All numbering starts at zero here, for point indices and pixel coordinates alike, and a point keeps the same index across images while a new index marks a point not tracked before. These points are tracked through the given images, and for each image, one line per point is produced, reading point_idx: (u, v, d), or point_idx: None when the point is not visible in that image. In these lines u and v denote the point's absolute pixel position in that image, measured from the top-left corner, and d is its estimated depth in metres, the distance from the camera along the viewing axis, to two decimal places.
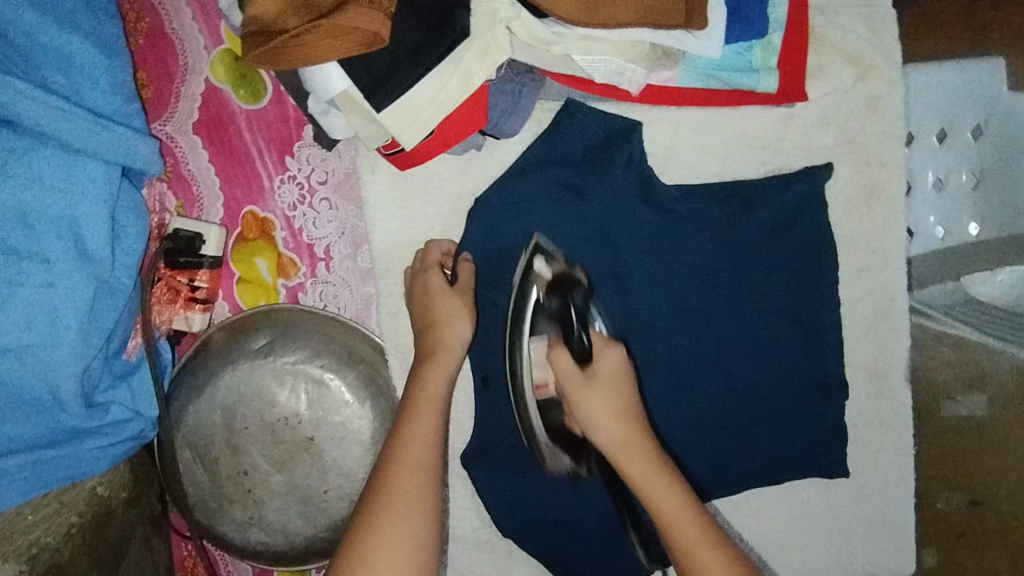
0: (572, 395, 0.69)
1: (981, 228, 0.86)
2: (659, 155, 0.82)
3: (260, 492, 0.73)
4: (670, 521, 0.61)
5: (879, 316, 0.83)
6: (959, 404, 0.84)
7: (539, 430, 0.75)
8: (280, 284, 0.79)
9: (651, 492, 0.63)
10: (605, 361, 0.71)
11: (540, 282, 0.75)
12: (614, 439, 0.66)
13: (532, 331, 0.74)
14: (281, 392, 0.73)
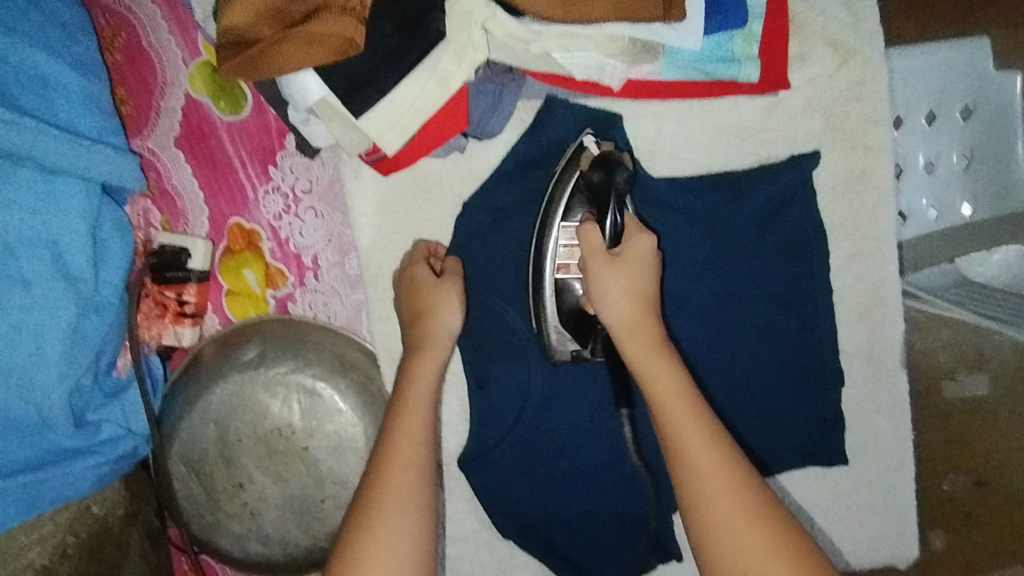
0: (590, 271, 0.63)
1: (973, 209, 0.86)
2: (644, 150, 0.81)
3: (257, 504, 0.73)
4: (663, 402, 0.57)
5: (872, 302, 0.82)
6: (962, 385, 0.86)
7: (549, 308, 0.70)
8: (269, 295, 0.79)
9: (650, 377, 0.59)
10: (635, 246, 0.64)
11: (585, 159, 0.69)
12: (620, 316, 0.62)
13: (567, 211, 0.69)
14: (273, 404, 0.73)
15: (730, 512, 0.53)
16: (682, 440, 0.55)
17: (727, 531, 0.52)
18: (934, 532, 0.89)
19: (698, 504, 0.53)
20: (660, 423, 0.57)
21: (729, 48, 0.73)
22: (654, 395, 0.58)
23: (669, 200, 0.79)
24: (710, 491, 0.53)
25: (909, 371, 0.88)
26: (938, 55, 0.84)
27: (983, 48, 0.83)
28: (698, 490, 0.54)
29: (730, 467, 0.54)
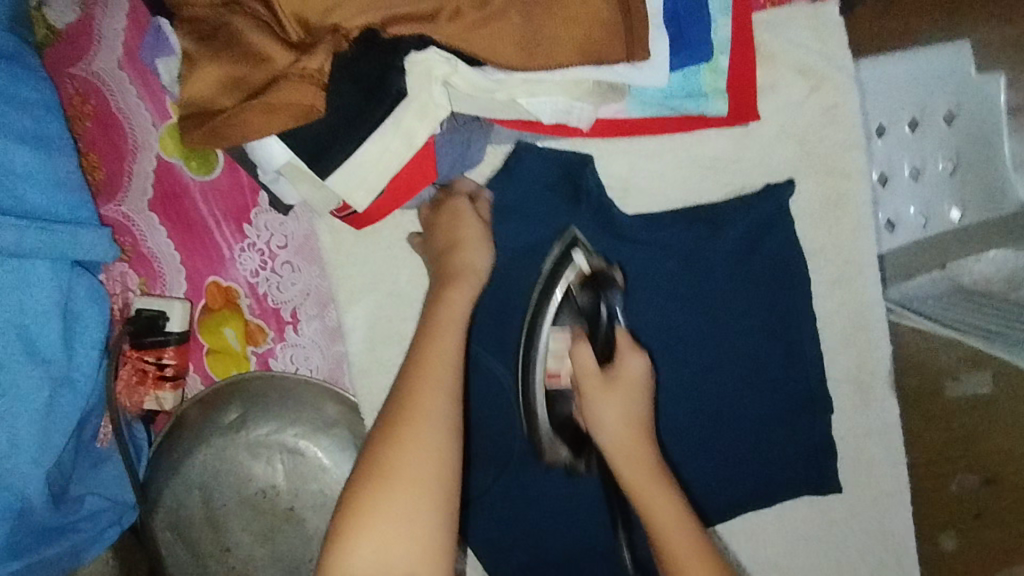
0: (585, 393, 0.67)
1: (962, 213, 0.86)
2: (618, 188, 0.81)
3: (245, 567, 0.72)
4: (669, 537, 0.59)
5: (857, 327, 0.81)
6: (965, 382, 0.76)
7: (540, 414, 0.74)
8: (250, 352, 0.79)
9: (651, 509, 0.60)
10: (627, 364, 0.69)
11: (575, 276, 0.75)
12: (617, 445, 0.64)
13: (556, 318, 0.73)
14: (256, 466, 0.73)
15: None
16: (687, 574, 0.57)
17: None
18: (946, 533, 0.82)
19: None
20: (664, 558, 0.59)
21: (696, 83, 0.73)
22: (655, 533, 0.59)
23: (647, 235, 0.78)
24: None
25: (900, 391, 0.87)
26: (912, 66, 0.84)
27: (965, 53, 0.83)
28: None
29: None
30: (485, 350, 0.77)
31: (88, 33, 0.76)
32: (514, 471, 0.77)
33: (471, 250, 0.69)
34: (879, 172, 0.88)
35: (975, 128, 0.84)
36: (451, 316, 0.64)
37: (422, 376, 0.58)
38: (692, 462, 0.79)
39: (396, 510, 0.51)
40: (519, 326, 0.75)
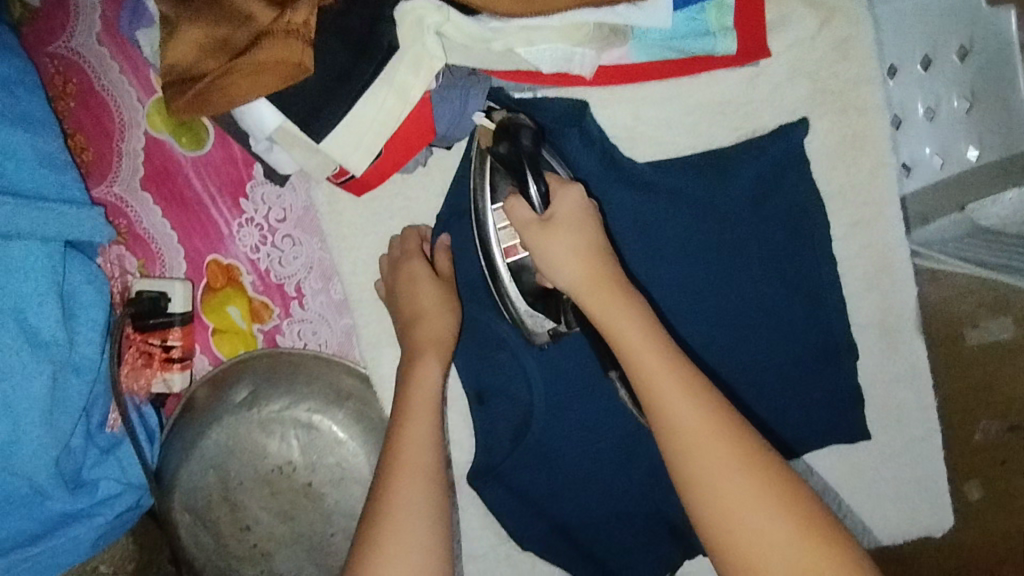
0: (529, 241, 0.61)
1: (981, 152, 0.78)
2: (623, 138, 0.78)
3: (266, 544, 0.71)
4: (649, 378, 0.54)
5: (882, 269, 0.78)
6: (1000, 329, 0.78)
7: (515, 298, 0.70)
8: (256, 329, 0.77)
9: (609, 322, 0.57)
10: (562, 203, 0.62)
11: (485, 137, 0.67)
12: (578, 278, 0.59)
13: (494, 191, 0.68)
14: (270, 443, 0.71)
15: (755, 507, 0.49)
16: (688, 437, 0.52)
17: (756, 526, 0.49)
18: (972, 484, 0.84)
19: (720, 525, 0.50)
20: (649, 404, 0.54)
21: (701, 22, 0.69)
22: (630, 361, 0.56)
23: (655, 185, 0.75)
24: (733, 496, 0.50)
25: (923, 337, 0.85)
26: None
27: None
28: (717, 479, 0.50)
29: (761, 471, 0.51)
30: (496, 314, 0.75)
31: (66, 9, 0.73)
32: (533, 437, 0.75)
33: (437, 316, 0.70)
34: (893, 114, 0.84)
35: (994, 61, 0.75)
36: (424, 405, 0.65)
37: (397, 482, 0.59)
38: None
39: (401, 542, 0.56)
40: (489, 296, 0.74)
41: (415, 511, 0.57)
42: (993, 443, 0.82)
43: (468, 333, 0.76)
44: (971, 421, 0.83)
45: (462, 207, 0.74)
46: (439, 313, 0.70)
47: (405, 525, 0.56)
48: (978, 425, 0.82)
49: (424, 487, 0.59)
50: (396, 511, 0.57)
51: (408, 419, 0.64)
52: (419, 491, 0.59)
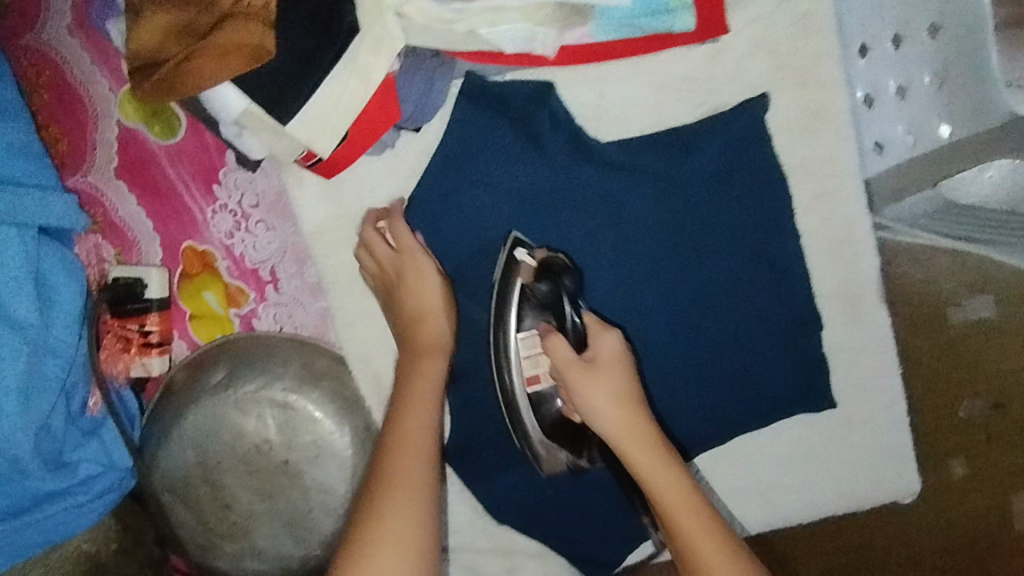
0: (573, 383, 0.67)
1: (953, 128, 0.83)
2: (590, 116, 0.78)
3: (247, 521, 0.73)
4: (677, 514, 0.62)
5: (843, 240, 0.80)
6: (968, 308, 0.91)
7: (533, 430, 0.73)
8: (233, 314, 0.79)
9: (627, 449, 0.65)
10: (603, 347, 0.70)
11: (523, 271, 0.72)
12: (620, 428, 0.66)
13: (519, 319, 0.71)
14: (248, 422, 0.73)
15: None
16: (713, 562, 0.60)
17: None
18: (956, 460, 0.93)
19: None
20: (681, 542, 0.61)
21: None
22: (665, 501, 0.62)
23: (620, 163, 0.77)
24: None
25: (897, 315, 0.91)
26: None
27: None
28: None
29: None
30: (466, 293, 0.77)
31: (38, 3, 0.74)
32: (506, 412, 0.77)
33: (437, 317, 0.73)
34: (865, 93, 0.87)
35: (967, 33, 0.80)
36: (423, 394, 0.68)
37: (399, 470, 0.61)
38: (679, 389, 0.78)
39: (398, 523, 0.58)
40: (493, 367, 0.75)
41: (411, 501, 0.60)
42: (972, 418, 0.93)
43: None
44: (954, 403, 0.92)
45: (429, 190, 0.76)
46: (438, 323, 0.72)
47: (399, 510, 0.59)
48: (961, 402, 0.93)
49: (422, 463, 0.63)
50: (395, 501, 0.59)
51: (408, 405, 0.67)
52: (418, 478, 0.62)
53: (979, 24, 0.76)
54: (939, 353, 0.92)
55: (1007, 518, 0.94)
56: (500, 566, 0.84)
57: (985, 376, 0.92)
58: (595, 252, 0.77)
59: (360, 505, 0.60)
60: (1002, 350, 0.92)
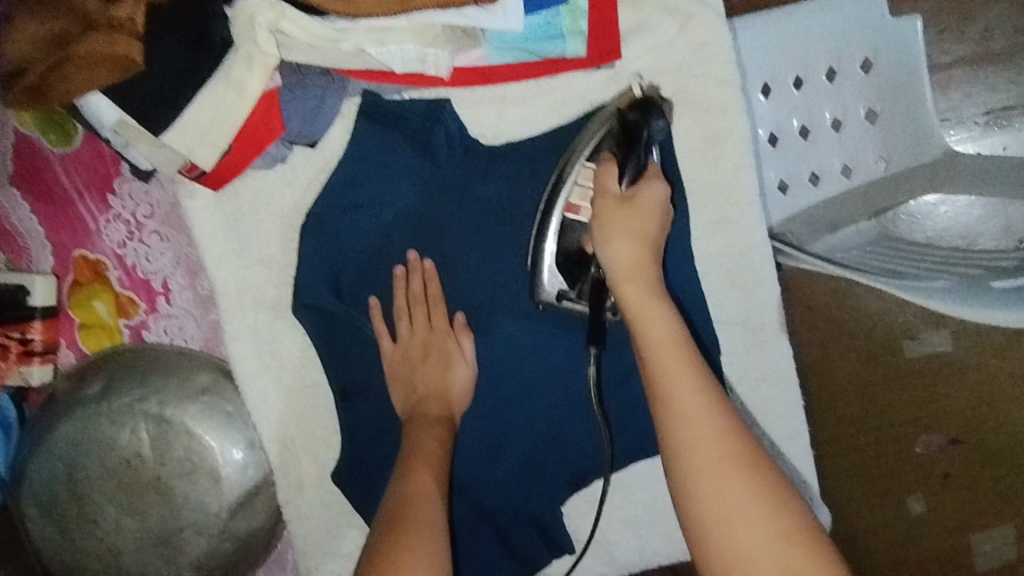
0: (598, 210, 0.63)
1: (887, 163, 0.88)
2: (490, 134, 0.80)
3: (114, 539, 0.71)
4: (661, 348, 0.54)
5: (744, 269, 0.80)
6: (925, 342, 0.97)
7: (547, 246, 0.68)
8: (123, 324, 0.78)
9: (638, 311, 0.57)
10: (647, 191, 0.64)
11: (623, 103, 0.71)
12: (621, 264, 0.60)
13: (594, 151, 0.69)
14: (121, 435, 0.71)
15: (733, 489, 0.48)
16: (683, 400, 0.51)
17: (730, 500, 0.47)
18: (917, 498, 0.99)
19: (694, 458, 0.49)
20: (659, 400, 0.52)
21: (554, 24, 0.71)
22: (648, 342, 0.55)
23: (508, 189, 0.75)
24: (716, 477, 0.48)
25: (832, 342, 0.98)
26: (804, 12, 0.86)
27: None
28: (708, 475, 0.49)
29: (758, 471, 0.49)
30: (361, 311, 0.77)
31: None
32: (396, 431, 0.76)
33: (435, 376, 0.74)
34: (801, 123, 0.90)
35: (891, 76, 0.85)
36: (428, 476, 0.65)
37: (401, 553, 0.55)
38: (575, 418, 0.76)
39: None
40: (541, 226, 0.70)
41: None
42: (932, 454, 0.98)
43: (332, 328, 0.77)
44: (912, 436, 0.98)
45: (325, 206, 0.76)
46: (447, 399, 0.73)
47: None
48: (919, 436, 0.98)
49: (436, 513, 0.61)
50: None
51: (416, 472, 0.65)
52: (428, 550, 0.56)
53: (913, 68, 0.83)
54: (892, 389, 0.98)
55: (968, 549, 0.99)
56: None
57: (940, 411, 0.98)
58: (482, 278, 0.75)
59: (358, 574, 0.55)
60: (962, 388, 0.97)
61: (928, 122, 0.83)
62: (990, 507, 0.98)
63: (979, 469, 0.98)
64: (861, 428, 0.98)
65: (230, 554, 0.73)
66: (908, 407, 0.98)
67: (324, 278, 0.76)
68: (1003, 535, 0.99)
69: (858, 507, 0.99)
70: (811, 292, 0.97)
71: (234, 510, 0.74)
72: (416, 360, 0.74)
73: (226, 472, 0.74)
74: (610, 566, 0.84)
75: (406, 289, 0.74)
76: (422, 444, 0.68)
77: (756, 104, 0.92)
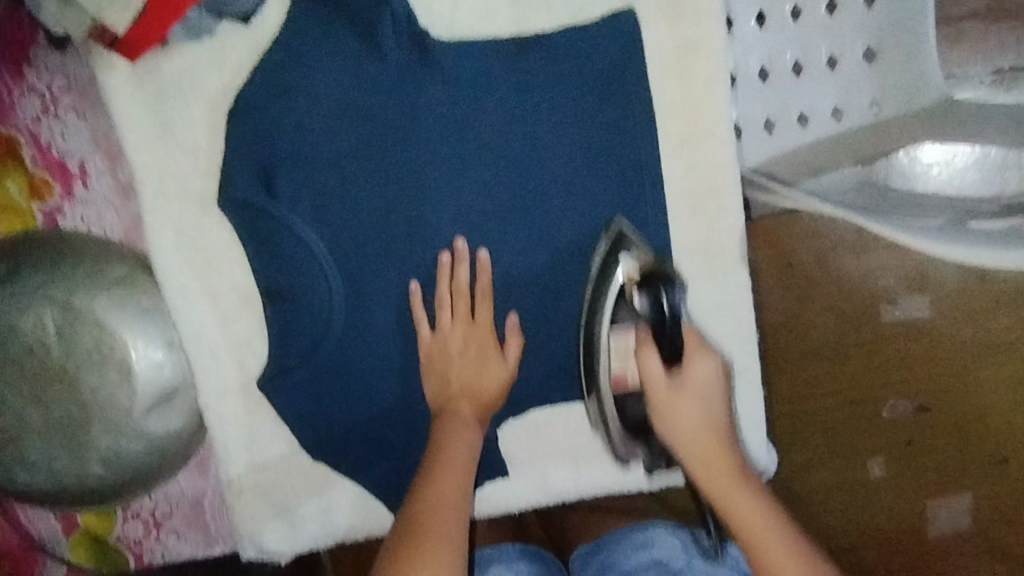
0: (655, 405, 0.67)
1: (881, 107, 0.79)
2: (443, 29, 0.73)
3: (17, 431, 0.67)
4: (738, 512, 0.61)
5: (707, 192, 0.75)
6: (902, 307, 0.94)
7: (611, 417, 0.74)
8: (35, 208, 0.72)
9: (714, 486, 0.63)
10: (695, 369, 0.67)
11: (630, 285, 0.71)
12: (683, 434, 0.65)
13: (613, 319, 0.71)
14: (24, 320, 0.66)
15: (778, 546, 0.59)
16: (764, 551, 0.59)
17: (772, 556, 0.58)
18: (876, 460, 0.98)
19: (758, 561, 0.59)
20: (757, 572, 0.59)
21: None
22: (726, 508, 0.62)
23: (466, 97, 0.70)
24: (769, 549, 0.59)
25: (798, 300, 0.95)
26: None
27: None
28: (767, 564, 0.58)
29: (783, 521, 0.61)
30: (295, 211, 0.70)
31: None
32: (326, 336, 0.72)
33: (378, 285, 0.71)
34: (794, 58, 0.80)
35: (898, 11, 0.74)
36: (456, 472, 0.65)
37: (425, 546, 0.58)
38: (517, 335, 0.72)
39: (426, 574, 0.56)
40: (570, 170, 0.71)
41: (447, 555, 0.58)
42: (898, 420, 0.97)
43: (261, 226, 0.71)
44: (879, 400, 0.96)
45: (257, 89, 0.70)
46: (488, 397, 0.72)
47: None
48: (886, 401, 0.97)
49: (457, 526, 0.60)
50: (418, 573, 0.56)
51: (437, 488, 0.63)
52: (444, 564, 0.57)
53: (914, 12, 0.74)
54: (864, 351, 0.95)
55: (923, 516, 0.98)
56: (313, 506, 0.77)
57: (911, 377, 0.96)
58: (434, 176, 0.70)
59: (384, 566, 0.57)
60: (936, 355, 0.95)
61: (928, 63, 0.74)
62: (954, 478, 0.97)
63: (942, 443, 0.97)
64: (828, 389, 0.96)
65: (141, 454, 0.70)
66: (877, 371, 0.96)
67: (257, 172, 0.70)
68: (961, 503, 0.98)
69: (818, 466, 0.98)
70: (789, 249, 0.94)
71: (151, 407, 0.70)
72: (454, 352, 0.71)
73: (140, 368, 0.69)
74: (545, 495, 0.81)
75: (451, 280, 0.70)
76: (447, 445, 0.67)
77: (748, 33, 0.82)
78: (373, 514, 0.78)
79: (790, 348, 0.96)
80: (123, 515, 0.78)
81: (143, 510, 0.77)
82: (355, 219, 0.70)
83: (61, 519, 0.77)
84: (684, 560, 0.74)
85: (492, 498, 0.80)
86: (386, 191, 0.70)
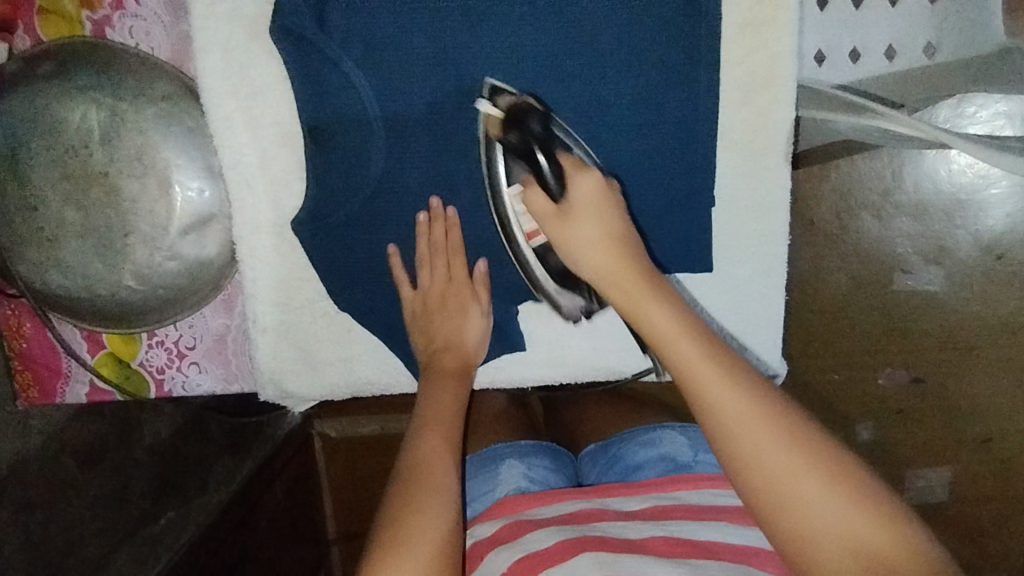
0: (550, 229, 0.68)
1: (937, 49, 0.74)
2: None
3: (54, 230, 0.69)
4: (686, 378, 0.56)
5: (761, 84, 0.74)
6: (916, 276, 0.94)
7: (544, 280, 0.75)
8: (84, 17, 0.70)
9: (660, 341, 0.59)
10: (579, 187, 0.66)
11: (490, 124, 0.69)
12: (612, 276, 0.65)
13: (508, 175, 0.70)
14: (71, 120, 0.67)
15: (746, 418, 0.52)
16: (728, 418, 0.53)
17: (749, 442, 0.52)
18: (864, 425, 1.00)
19: (726, 441, 0.53)
20: (722, 446, 0.53)
21: None
22: (671, 362, 0.58)
23: None
24: (743, 436, 0.52)
25: (829, 229, 0.94)
26: None
27: None
28: (739, 439, 0.52)
29: (753, 394, 0.54)
30: (351, 58, 0.68)
31: None
32: (364, 183, 0.71)
33: (422, 138, 0.70)
34: None
35: None
36: (447, 414, 0.69)
37: (429, 471, 0.61)
38: (499, 271, 0.75)
39: (428, 493, 0.59)
40: (635, 79, 0.69)
41: (444, 478, 0.61)
42: (891, 389, 0.98)
43: (313, 67, 0.69)
44: (878, 365, 0.98)
45: None
46: (466, 345, 0.76)
47: (429, 495, 0.59)
48: (883, 369, 0.98)
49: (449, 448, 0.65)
50: (423, 494, 0.59)
51: (429, 420, 0.68)
52: (444, 485, 0.60)
53: None
54: (867, 316, 0.96)
55: (901, 481, 1.01)
56: (334, 354, 0.79)
57: (912, 346, 0.97)
58: (489, 53, 0.68)
59: (394, 492, 0.60)
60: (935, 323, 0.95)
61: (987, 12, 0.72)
62: (933, 451, 1.00)
63: (929, 419, 0.99)
64: (829, 347, 0.98)
65: (173, 275, 0.72)
66: (880, 337, 0.97)
67: (312, 10, 0.67)
68: (938, 476, 1.01)
69: None
70: (816, 208, 0.93)
71: (184, 231, 0.71)
72: (435, 308, 0.75)
73: (179, 189, 0.70)
74: (560, 372, 0.82)
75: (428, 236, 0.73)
76: (436, 395, 0.72)
77: None
78: (391, 367, 0.80)
79: (799, 303, 0.97)
80: (146, 341, 0.78)
81: (168, 338, 0.78)
82: (409, 88, 0.69)
83: (86, 337, 0.78)
84: (691, 454, 0.72)
85: (508, 369, 0.82)
86: (439, 61, 0.68)
